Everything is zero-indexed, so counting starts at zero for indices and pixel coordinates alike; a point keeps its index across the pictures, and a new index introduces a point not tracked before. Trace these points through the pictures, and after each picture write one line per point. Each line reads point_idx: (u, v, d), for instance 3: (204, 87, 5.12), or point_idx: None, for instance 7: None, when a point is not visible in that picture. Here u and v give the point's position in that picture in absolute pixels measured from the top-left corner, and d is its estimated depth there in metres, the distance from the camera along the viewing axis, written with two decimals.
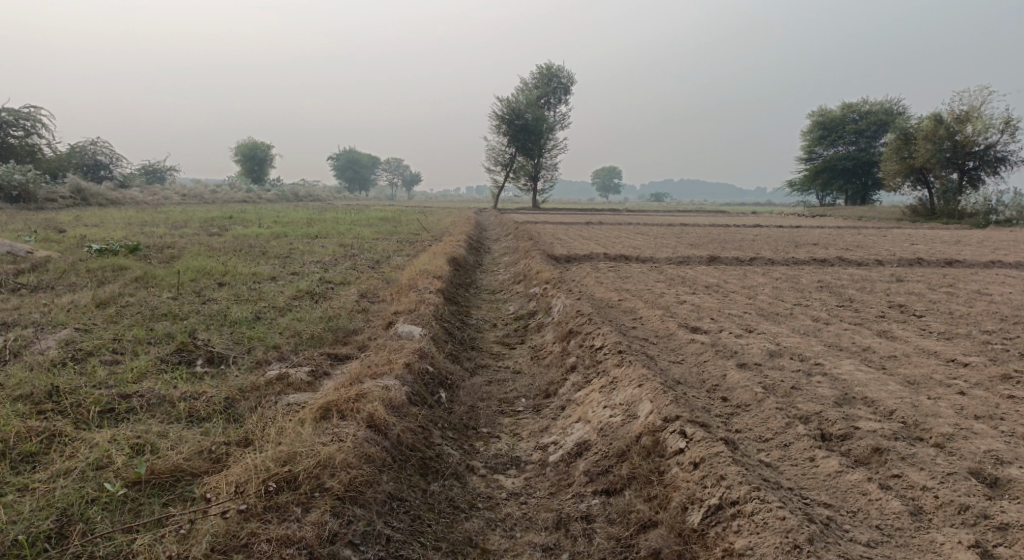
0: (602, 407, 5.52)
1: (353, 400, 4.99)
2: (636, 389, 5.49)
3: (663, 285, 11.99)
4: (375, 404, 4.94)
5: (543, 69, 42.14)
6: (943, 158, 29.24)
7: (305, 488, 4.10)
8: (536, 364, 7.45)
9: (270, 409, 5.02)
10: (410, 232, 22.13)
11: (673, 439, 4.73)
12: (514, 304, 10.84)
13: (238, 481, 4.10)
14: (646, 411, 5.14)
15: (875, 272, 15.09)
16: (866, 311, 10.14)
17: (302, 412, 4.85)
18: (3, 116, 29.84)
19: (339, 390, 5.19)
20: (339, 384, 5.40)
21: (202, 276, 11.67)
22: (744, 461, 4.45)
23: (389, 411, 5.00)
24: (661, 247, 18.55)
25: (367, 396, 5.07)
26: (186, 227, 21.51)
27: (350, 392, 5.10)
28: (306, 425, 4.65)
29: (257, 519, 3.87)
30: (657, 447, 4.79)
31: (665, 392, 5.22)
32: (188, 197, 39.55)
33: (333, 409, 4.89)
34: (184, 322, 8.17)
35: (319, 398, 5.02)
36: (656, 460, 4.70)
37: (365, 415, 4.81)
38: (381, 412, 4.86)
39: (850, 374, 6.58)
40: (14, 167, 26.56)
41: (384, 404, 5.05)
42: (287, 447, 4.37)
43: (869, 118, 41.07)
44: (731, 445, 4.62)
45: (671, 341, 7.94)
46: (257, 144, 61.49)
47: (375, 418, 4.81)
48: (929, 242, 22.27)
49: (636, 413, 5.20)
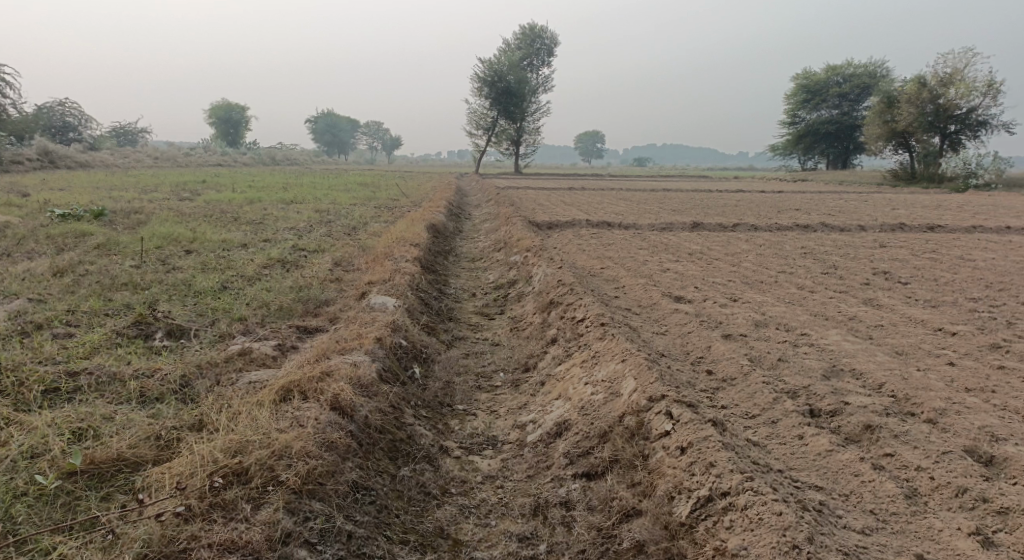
0: (583, 384, 5.27)
1: (317, 380, 4.70)
2: (619, 364, 5.25)
3: (646, 252, 11.73)
4: (340, 384, 4.66)
5: (525, 30, 41.23)
6: (924, 122, 29.14)
7: (257, 482, 3.82)
8: (515, 336, 7.20)
9: (229, 389, 4.71)
10: (389, 198, 21.64)
11: (658, 421, 4.50)
12: (494, 273, 10.53)
13: (184, 475, 3.81)
14: (628, 389, 4.90)
15: (859, 238, 14.95)
16: (851, 278, 9.96)
17: (261, 393, 4.56)
18: None
19: (303, 369, 4.90)
20: (304, 361, 5.10)
21: (170, 243, 11.22)
22: (734, 445, 4.23)
23: (356, 391, 4.73)
24: (644, 213, 18.29)
25: (333, 375, 4.79)
26: (158, 191, 20.90)
27: (315, 370, 4.82)
28: (264, 409, 4.36)
29: (201, 519, 3.59)
30: (640, 430, 4.57)
31: (649, 367, 4.98)
32: (162, 161, 38.54)
33: (295, 390, 4.61)
34: (145, 292, 7.77)
35: (283, 377, 4.73)
36: (640, 443, 4.48)
37: (329, 396, 4.52)
38: (347, 393, 4.58)
39: (838, 346, 6.39)
40: None
41: (351, 383, 4.77)
42: (242, 435, 4.09)
43: (852, 81, 40.76)
44: (718, 426, 4.40)
45: (654, 311, 7.71)
46: (233, 106, 60.39)
47: (341, 399, 4.53)
48: (912, 207, 22.18)
49: (618, 392, 4.96)
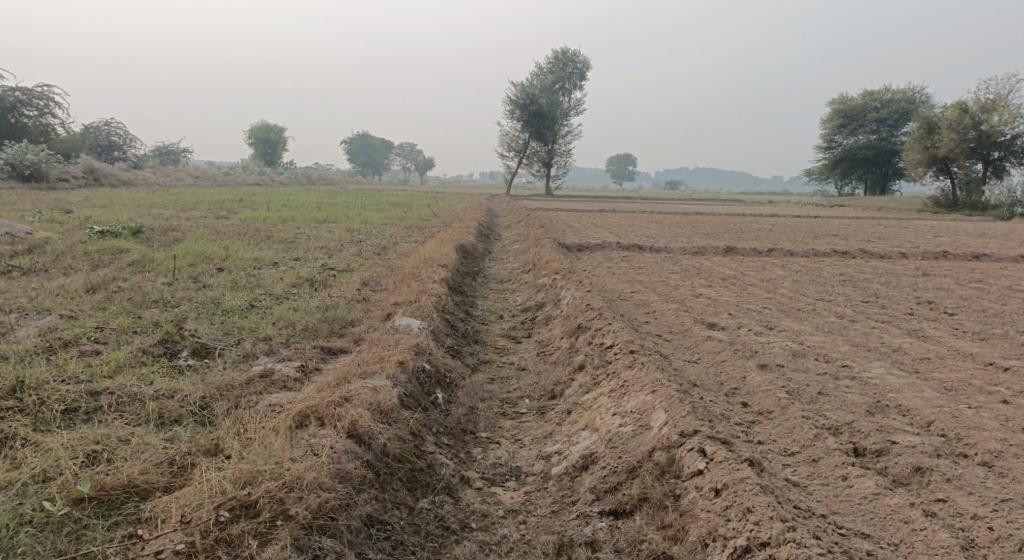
0: (611, 415, 5.06)
1: (335, 405, 4.57)
2: (649, 394, 5.03)
3: (678, 276, 11.48)
4: (360, 410, 4.52)
5: (559, 54, 41.46)
6: (967, 148, 28.41)
7: (266, 517, 3.68)
8: (542, 361, 7.01)
9: (247, 412, 4.61)
10: (420, 218, 21.72)
11: (691, 458, 4.28)
12: (523, 295, 10.38)
13: (191, 506, 3.69)
14: (659, 422, 4.68)
15: (900, 266, 14.52)
16: (893, 308, 9.60)
17: (277, 418, 4.44)
18: (16, 95, 29.65)
19: (322, 393, 4.77)
20: (324, 384, 4.98)
21: (202, 261, 11.29)
22: (773, 487, 3.99)
23: (375, 417, 4.58)
24: (676, 236, 18.03)
25: (352, 400, 4.67)
26: (195, 209, 21.25)
27: (334, 394, 4.70)
28: (279, 436, 4.24)
29: (204, 555, 3.45)
30: (672, 467, 4.34)
31: (681, 399, 4.76)
32: (201, 179, 39.30)
33: (312, 416, 4.48)
34: (174, 310, 7.77)
35: (302, 401, 4.62)
36: (672, 482, 4.25)
37: (346, 423, 4.39)
38: (366, 419, 4.45)
39: (882, 379, 6.08)
40: (25, 147, 26.35)
41: (370, 409, 4.63)
42: (254, 465, 3.97)
43: (891, 106, 40.12)
44: (756, 466, 4.16)
45: (686, 338, 7.48)
46: (272, 126, 61.55)
47: (358, 426, 4.39)
48: (954, 234, 21.57)
49: (648, 424, 4.74)
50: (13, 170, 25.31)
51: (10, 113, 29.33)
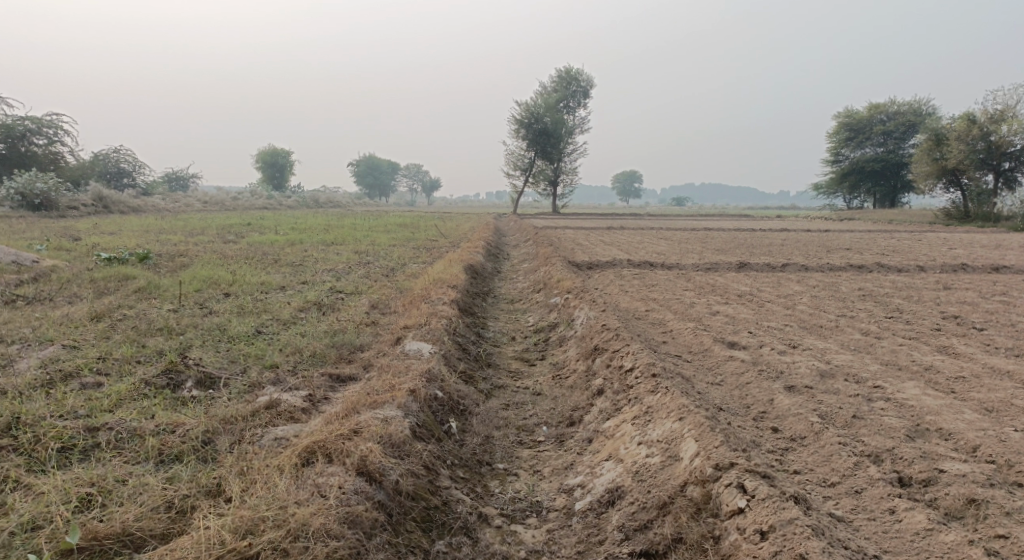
0: (636, 444, 4.78)
1: (343, 440, 4.32)
2: (677, 422, 4.76)
3: (693, 293, 11.21)
4: (370, 446, 4.26)
5: (563, 72, 41.53)
6: (977, 159, 28.07)
7: None
8: (558, 385, 6.73)
9: (250, 448, 4.36)
10: (428, 238, 21.55)
11: (730, 495, 4.01)
12: (535, 315, 10.11)
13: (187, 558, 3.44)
14: (690, 452, 4.41)
15: (918, 279, 14.19)
16: (917, 323, 9.28)
17: (282, 455, 4.19)
18: (26, 124, 29.78)
19: (330, 425, 4.52)
20: (332, 416, 4.72)
21: (208, 286, 11.10)
22: (821, 526, 3.72)
23: (385, 452, 4.33)
24: (687, 253, 17.78)
25: (362, 434, 4.41)
26: (203, 233, 21.16)
27: (342, 427, 4.45)
28: (284, 476, 3.98)
29: None
30: (708, 503, 4.07)
31: (713, 428, 4.48)
32: (209, 204, 39.35)
33: (319, 451, 4.22)
34: (178, 338, 7.56)
35: (309, 435, 4.36)
36: (709, 521, 3.98)
37: (356, 460, 4.13)
38: (377, 455, 4.19)
39: (918, 401, 5.77)
40: (34, 175, 26.38)
41: (381, 443, 4.37)
42: (257, 511, 3.71)
43: (898, 118, 39.91)
44: (800, 503, 3.88)
45: (707, 358, 7.19)
46: (279, 150, 61.82)
47: (368, 463, 4.13)
48: (968, 246, 21.21)
49: (678, 455, 4.47)
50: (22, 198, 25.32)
51: (20, 142, 29.44)
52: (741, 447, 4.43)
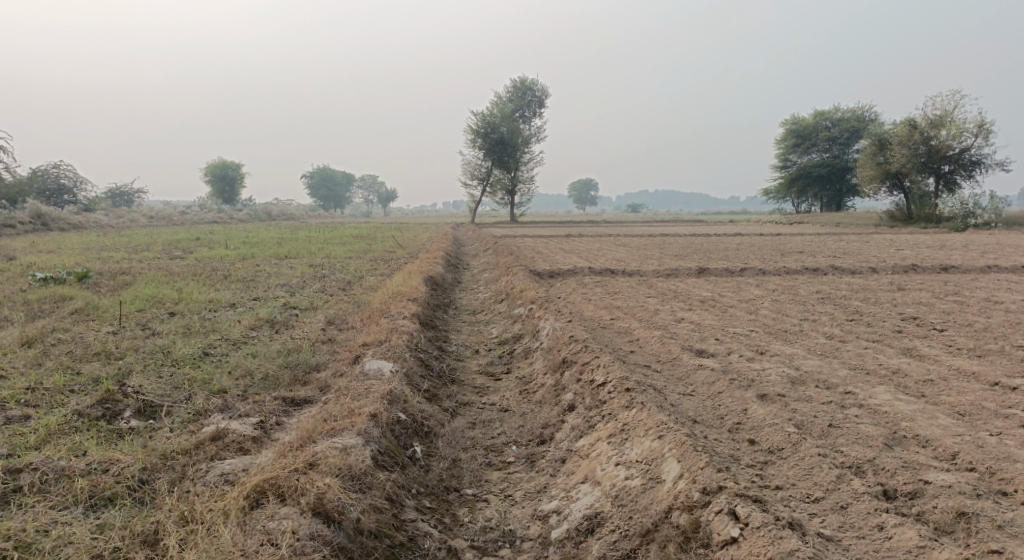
0: (613, 465, 4.59)
1: (297, 477, 4.00)
2: (655, 440, 4.58)
3: (656, 300, 11.10)
4: (328, 482, 3.96)
5: (517, 82, 41.52)
6: (918, 163, 28.82)
7: None
8: (526, 401, 6.47)
9: (195, 488, 4.00)
10: (385, 250, 21.14)
11: (721, 523, 3.84)
12: (498, 327, 9.86)
13: None
14: (673, 474, 4.25)
15: (873, 281, 14.35)
16: (879, 325, 9.31)
17: (230, 495, 3.85)
18: None
19: (285, 458, 4.20)
20: (286, 447, 4.40)
21: (153, 306, 10.57)
22: (816, 552, 3.61)
23: (345, 486, 4.03)
24: (646, 259, 17.75)
25: (318, 469, 4.10)
26: (149, 250, 20.36)
27: (296, 462, 4.13)
28: (232, 522, 3.66)
29: None
30: (696, 531, 3.90)
31: (695, 448, 4.32)
32: (156, 219, 38.14)
33: (271, 491, 3.90)
34: (118, 364, 7.10)
35: (259, 472, 4.03)
36: (698, 551, 3.82)
37: (311, 499, 3.83)
38: (335, 492, 3.90)
39: (892, 407, 5.68)
40: None
41: (342, 477, 4.07)
42: None
43: (842, 124, 40.90)
44: (795, 530, 3.75)
45: (676, 368, 7.03)
46: (228, 163, 60.53)
47: (326, 502, 3.84)
48: (915, 247, 21.72)
49: (660, 477, 4.31)
50: None
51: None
52: (724, 466, 4.28)
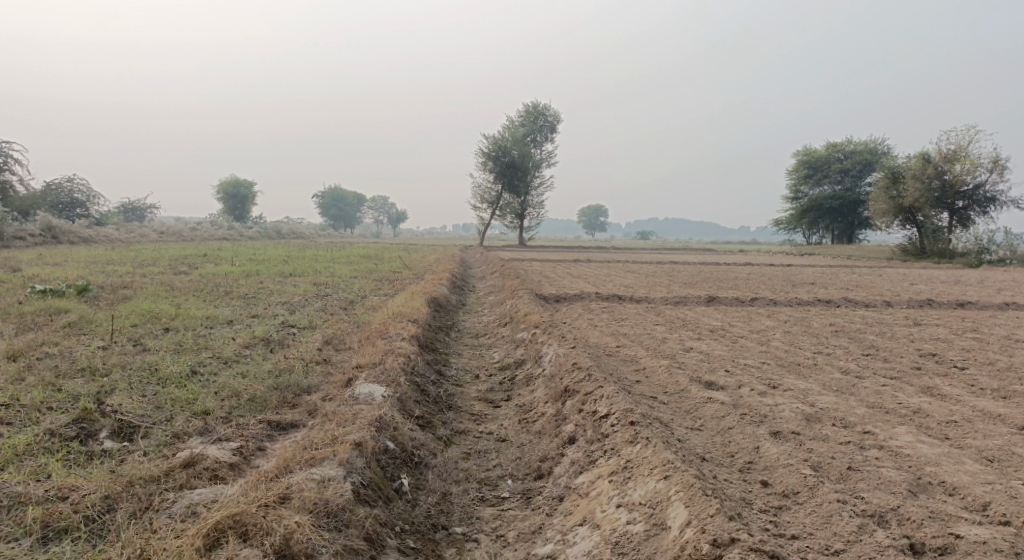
0: (614, 507, 4.26)
1: (264, 514, 3.71)
2: (661, 482, 4.25)
3: (664, 328, 10.75)
4: (298, 521, 3.67)
5: (528, 107, 41.54)
6: (932, 197, 28.43)
7: None
8: (525, 430, 6.15)
9: (158, 523, 3.73)
10: (391, 270, 20.91)
11: None
12: (500, 351, 9.54)
13: None
14: (679, 521, 3.92)
15: (888, 315, 13.97)
16: (897, 361, 8.93)
17: (193, 532, 3.57)
18: None
19: (257, 491, 3.91)
20: (260, 478, 4.11)
21: (149, 321, 10.32)
22: None
23: (316, 524, 3.74)
24: (655, 286, 17.41)
25: (289, 506, 3.81)
26: (154, 265, 20.19)
27: (266, 496, 3.85)
28: None
29: None
30: None
31: (704, 493, 3.99)
32: (166, 235, 38.08)
33: (238, 529, 3.61)
34: (101, 380, 6.83)
35: (225, 505, 3.76)
36: None
37: (275, 541, 3.54)
38: (305, 532, 3.61)
39: (914, 450, 5.32)
40: None
41: (317, 516, 3.78)
42: None
43: (854, 156, 40.63)
44: None
45: (684, 400, 6.69)
46: (240, 181, 60.92)
47: (292, 544, 3.56)
48: (929, 282, 21.31)
49: (665, 523, 3.97)
50: None
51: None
52: (733, 512, 3.95)
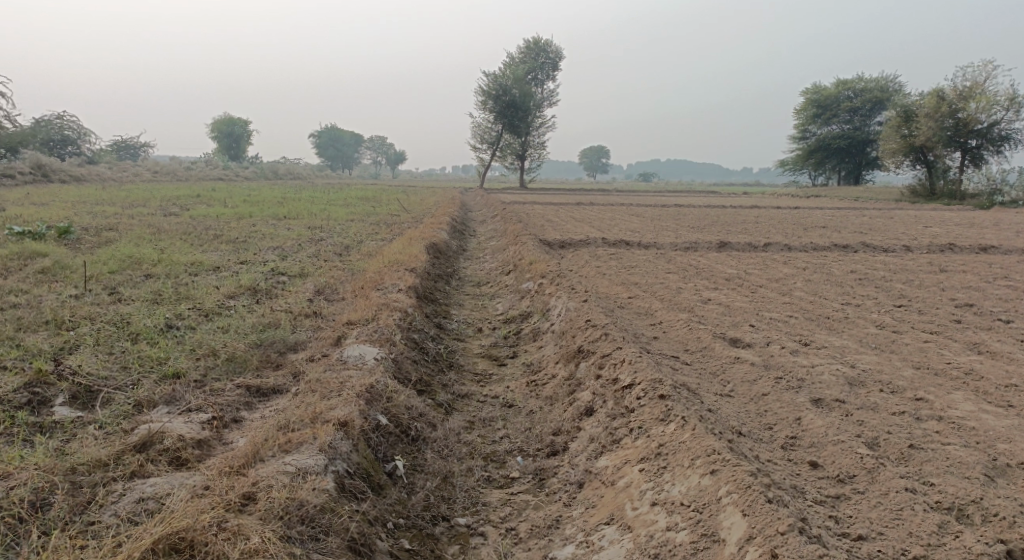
0: (648, 506, 3.71)
1: (221, 524, 3.13)
2: (706, 477, 3.70)
3: (677, 277, 10.04)
4: (263, 535, 3.09)
5: (530, 43, 39.92)
6: (945, 137, 27.20)
7: None
8: (533, 394, 5.51)
9: (92, 532, 3.13)
10: (388, 213, 20.10)
11: None
12: (504, 302, 8.85)
13: None
14: (734, 532, 3.37)
15: (909, 261, 13.22)
16: (933, 314, 8.22)
17: (130, 547, 2.98)
18: None
19: (212, 495, 3.30)
20: (222, 471, 3.49)
21: (129, 267, 9.61)
22: None
23: (285, 536, 3.16)
24: (662, 230, 16.59)
25: (255, 512, 3.24)
26: (143, 205, 19.33)
27: (227, 500, 3.27)
28: None
29: None
30: None
31: (763, 498, 3.43)
32: (160, 175, 37.04)
33: (187, 547, 3.01)
34: (66, 335, 6.16)
35: (177, 510, 3.17)
36: None
37: None
38: (269, 552, 3.02)
39: (980, 422, 4.68)
40: None
41: (286, 528, 3.18)
42: None
43: (865, 95, 39.20)
44: None
45: (710, 359, 6.03)
46: (236, 119, 59.23)
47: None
48: (943, 224, 20.46)
49: (714, 532, 3.43)
50: None
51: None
52: (798, 518, 3.42)
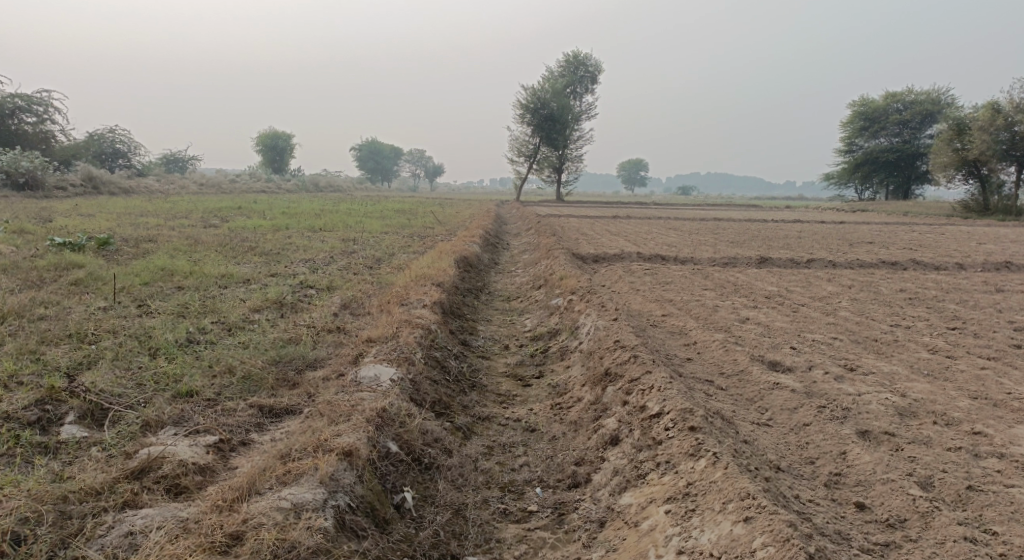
0: (674, 554, 3.43)
1: None
2: (738, 525, 3.42)
3: (714, 294, 9.65)
4: None
5: (569, 56, 39.75)
6: (999, 150, 26.11)
7: None
8: (557, 419, 5.22)
9: None
10: (424, 226, 20.00)
11: None
12: (533, 319, 8.57)
13: None
14: None
15: (963, 279, 12.57)
16: (991, 338, 7.70)
17: None
18: (14, 101, 27.73)
19: (196, 536, 3.22)
20: (214, 507, 3.38)
21: (160, 278, 9.59)
22: None
23: None
24: (701, 246, 16.13)
25: (240, 555, 3.13)
26: (185, 217, 19.55)
27: (212, 541, 3.18)
28: None
29: None
30: None
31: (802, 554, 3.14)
32: (205, 187, 37.69)
33: None
34: (87, 349, 6.09)
35: (159, 552, 3.12)
36: None
37: None
38: None
39: None
40: (20, 155, 24.84)
41: None
42: None
43: (914, 107, 38.06)
44: None
45: (747, 384, 5.67)
46: (279, 133, 60.22)
47: None
48: (999, 241, 19.56)
49: None
50: (6, 177, 23.73)
51: (8, 119, 27.46)
52: None
